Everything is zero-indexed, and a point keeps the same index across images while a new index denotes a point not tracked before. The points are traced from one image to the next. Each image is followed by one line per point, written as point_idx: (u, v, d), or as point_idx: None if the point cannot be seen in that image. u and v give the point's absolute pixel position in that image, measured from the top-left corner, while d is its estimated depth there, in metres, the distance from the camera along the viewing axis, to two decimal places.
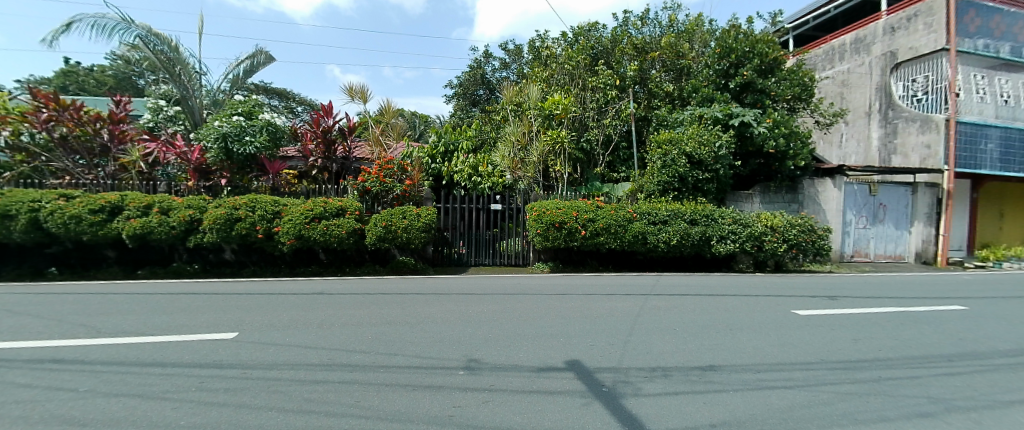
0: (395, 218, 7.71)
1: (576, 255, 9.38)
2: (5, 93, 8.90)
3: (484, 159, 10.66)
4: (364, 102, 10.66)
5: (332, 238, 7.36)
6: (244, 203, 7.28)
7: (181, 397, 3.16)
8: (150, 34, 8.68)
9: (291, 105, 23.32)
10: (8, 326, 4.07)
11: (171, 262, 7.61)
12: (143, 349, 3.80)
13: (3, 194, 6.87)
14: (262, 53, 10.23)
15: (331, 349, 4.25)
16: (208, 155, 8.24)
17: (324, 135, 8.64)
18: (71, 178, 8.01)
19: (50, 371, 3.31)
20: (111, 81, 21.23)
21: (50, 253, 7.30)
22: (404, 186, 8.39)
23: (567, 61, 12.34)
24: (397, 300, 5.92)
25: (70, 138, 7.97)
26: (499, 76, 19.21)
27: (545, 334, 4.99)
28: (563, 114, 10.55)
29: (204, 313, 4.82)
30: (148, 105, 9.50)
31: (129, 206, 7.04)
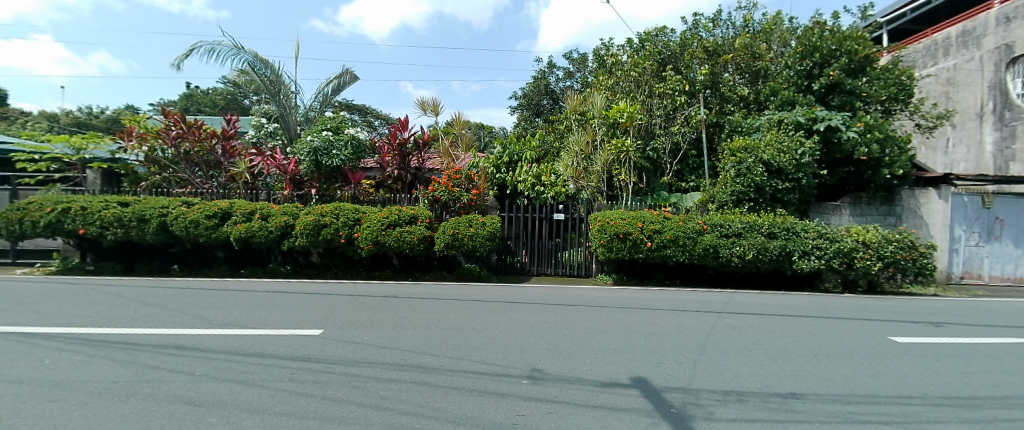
0: (462, 226, 7.96)
1: (642, 268, 9.04)
2: (144, 114, 10.46)
3: (548, 169, 10.63)
4: (435, 115, 11.18)
5: (404, 244, 7.76)
6: (329, 210, 7.92)
7: (274, 386, 3.49)
8: (257, 60, 9.84)
9: (370, 119, 24.96)
10: (144, 314, 4.77)
11: (268, 263, 8.45)
12: (245, 340, 4.25)
13: (141, 202, 8.07)
14: (348, 73, 11.13)
15: (403, 349, 4.47)
16: (301, 167, 9.09)
17: (400, 148, 9.19)
18: (192, 187, 9.22)
19: (174, 355, 3.81)
20: (223, 103, 24.28)
21: (174, 252, 8.43)
22: (470, 195, 8.65)
23: (633, 68, 11.98)
24: (462, 305, 6.10)
25: (192, 153, 9.19)
26: (563, 85, 19.28)
27: (609, 348, 4.87)
28: (628, 122, 10.44)
29: (295, 310, 5.29)
30: (253, 123, 10.74)
31: (236, 212, 7.95)
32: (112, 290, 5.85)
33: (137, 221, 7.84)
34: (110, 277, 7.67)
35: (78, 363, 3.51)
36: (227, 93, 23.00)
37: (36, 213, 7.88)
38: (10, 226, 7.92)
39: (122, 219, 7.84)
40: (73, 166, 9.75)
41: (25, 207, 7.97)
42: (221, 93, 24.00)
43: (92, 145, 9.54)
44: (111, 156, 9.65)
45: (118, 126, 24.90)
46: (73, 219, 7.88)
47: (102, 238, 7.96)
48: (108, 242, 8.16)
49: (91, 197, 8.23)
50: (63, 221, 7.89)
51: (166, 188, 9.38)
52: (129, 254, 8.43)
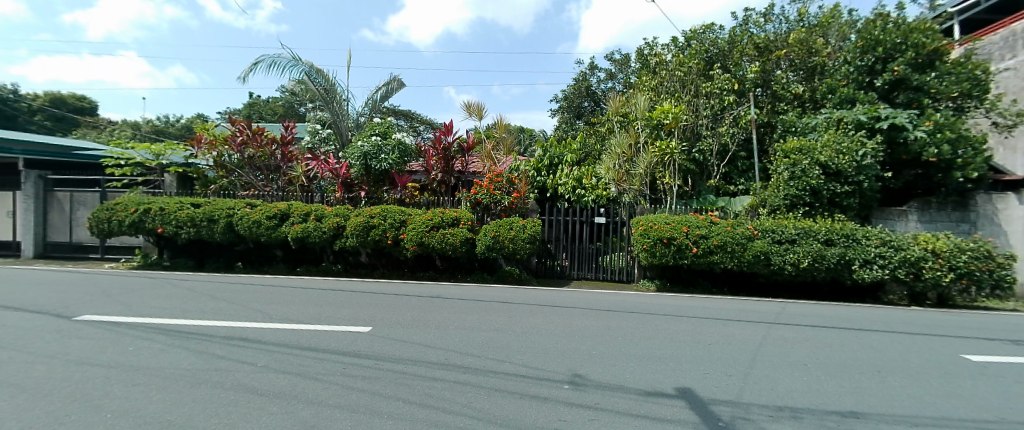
0: (503, 228, 8.02)
1: (687, 274, 8.72)
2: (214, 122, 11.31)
3: (589, 172, 10.48)
4: (479, 119, 11.35)
5: (447, 246, 7.91)
6: (377, 212, 8.23)
7: (327, 380, 3.66)
8: (313, 70, 10.41)
9: (415, 124, 25.70)
10: (212, 307, 5.15)
11: (321, 262, 8.88)
12: (301, 335, 4.49)
13: (211, 203, 8.72)
14: (396, 80, 11.52)
15: (446, 349, 4.55)
16: (352, 171, 9.49)
17: (444, 152, 9.41)
18: (255, 190, 9.83)
19: (239, 346, 4.09)
20: (283, 110, 25.87)
21: (238, 251, 9.03)
22: (511, 198, 8.71)
23: (679, 67, 11.60)
24: (502, 308, 6.14)
25: (255, 158, 9.82)
26: (605, 87, 19.06)
27: (653, 356, 4.74)
28: (673, 123, 10.13)
29: (346, 308, 5.52)
30: (308, 129, 11.20)
31: (294, 213, 8.42)
32: (185, 284, 6.36)
33: (207, 220, 8.48)
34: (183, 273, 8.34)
35: (156, 351, 3.84)
36: (285, 101, 24.46)
37: (122, 213, 8.71)
38: (100, 224, 8.79)
39: (195, 219, 8.50)
40: (152, 171, 10.68)
41: (113, 208, 8.83)
42: (280, 101, 25.59)
43: (169, 152, 10.29)
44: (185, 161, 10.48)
45: (191, 134, 27.14)
46: (153, 218, 8.63)
47: (177, 237, 8.66)
48: (182, 241, 8.87)
49: (168, 199, 8.98)
50: (145, 220, 8.65)
51: (231, 191, 10.05)
52: (200, 251, 9.14)
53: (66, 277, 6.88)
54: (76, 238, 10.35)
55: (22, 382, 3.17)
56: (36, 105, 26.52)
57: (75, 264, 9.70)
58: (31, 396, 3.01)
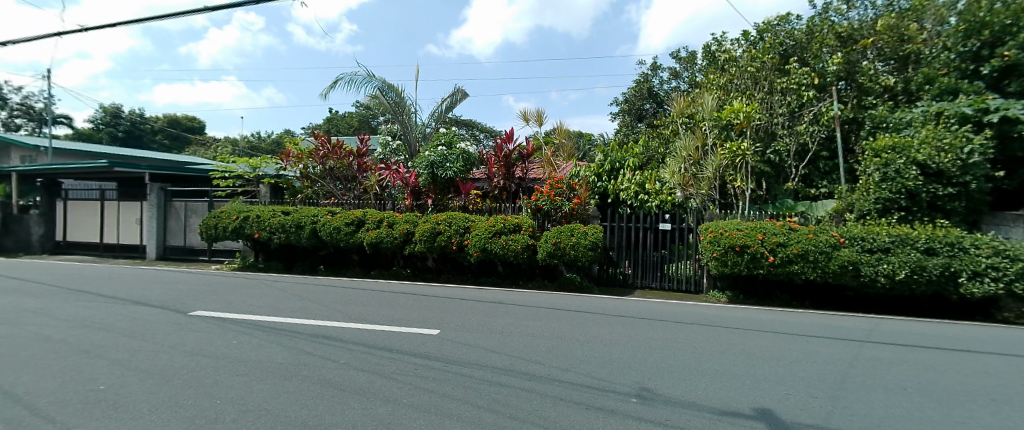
0: (565, 235, 7.97)
1: (763, 286, 8.10)
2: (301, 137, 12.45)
3: (652, 176, 10.19)
4: (539, 125, 11.42)
5: (509, 252, 8.00)
6: (444, 219, 8.56)
7: (400, 379, 3.84)
8: (386, 85, 11.07)
9: (476, 133, 26.40)
10: (299, 307, 5.63)
11: (392, 266, 9.36)
12: (376, 335, 4.76)
13: (298, 211, 9.55)
14: (459, 91, 11.91)
15: (511, 355, 4.60)
16: (420, 179, 9.94)
17: (505, 160, 9.55)
18: (335, 198, 10.59)
19: (323, 344, 4.42)
20: (356, 123, 27.82)
21: (320, 255, 9.77)
22: (572, 204, 8.67)
23: (751, 63, 10.90)
24: (565, 315, 6.09)
25: (335, 169, 10.56)
26: (668, 87, 18.45)
27: (727, 372, 4.46)
28: (744, 123, 9.53)
29: (416, 310, 5.78)
30: (381, 141, 11.91)
31: (369, 220, 8.98)
32: (276, 285, 7.01)
33: (296, 227, 9.28)
34: (274, 274, 9.17)
35: (254, 345, 4.26)
36: (359, 115, 26.26)
37: (226, 220, 9.79)
38: (209, 230, 9.91)
39: (284, 225, 9.34)
40: (249, 183, 11.90)
41: (218, 216, 9.94)
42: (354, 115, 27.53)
43: (265, 165, 11.51)
44: (276, 173, 11.54)
45: (278, 148, 29.96)
46: (251, 225, 9.60)
47: (270, 241, 9.55)
48: (274, 245, 9.78)
49: (263, 207, 9.95)
50: (244, 226, 9.65)
51: (315, 199, 10.91)
52: (288, 255, 10.00)
53: (182, 277, 7.85)
54: (188, 242, 11.76)
55: (150, 368, 3.66)
56: (158, 126, 30.73)
57: (187, 265, 11.04)
58: (157, 381, 3.46)
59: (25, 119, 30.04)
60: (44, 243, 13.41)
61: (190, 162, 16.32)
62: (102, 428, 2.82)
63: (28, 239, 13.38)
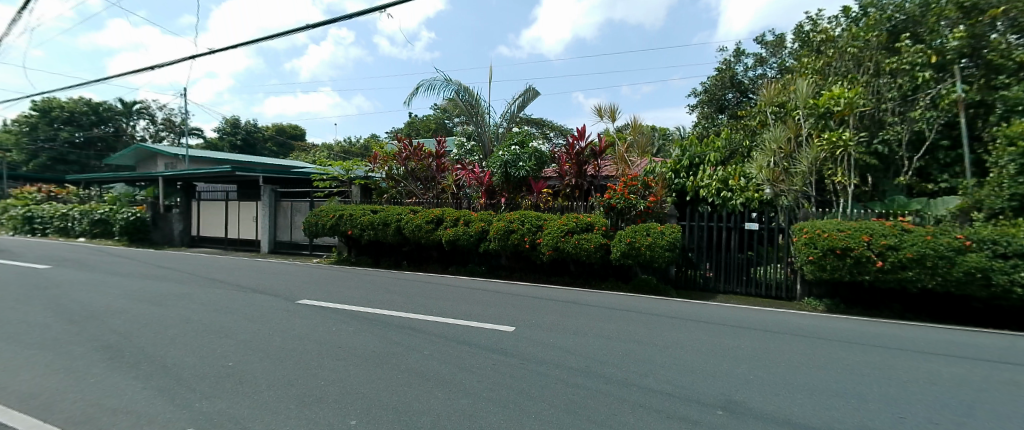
0: (640, 235, 7.69)
1: (869, 295, 7.19)
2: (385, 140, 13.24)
3: (736, 172, 9.44)
4: (612, 121, 11.15)
5: (582, 251, 7.92)
6: (516, 218, 8.67)
7: (479, 373, 3.97)
8: (461, 88, 11.43)
9: (546, 131, 26.45)
10: (387, 299, 6.04)
11: (467, 263, 9.69)
12: (456, 329, 4.97)
13: (384, 210, 10.26)
14: (531, 90, 11.96)
15: (587, 356, 4.56)
16: (494, 179, 10.15)
17: (577, 157, 9.44)
18: (416, 198, 11.17)
19: (409, 335, 4.70)
20: (432, 125, 29.25)
21: (403, 252, 10.41)
22: (647, 202, 8.41)
23: (852, 42, 9.74)
24: (641, 318, 5.90)
25: (416, 171, 11.16)
26: (754, 74, 17.10)
27: (828, 389, 4.03)
28: (847, 110, 8.51)
29: (493, 307, 5.94)
30: (456, 142, 12.31)
31: (447, 218, 9.38)
32: (365, 278, 7.60)
33: (382, 224, 9.97)
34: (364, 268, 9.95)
35: (349, 333, 4.65)
36: (435, 118, 27.54)
37: (325, 218, 10.78)
38: (310, 227, 10.98)
39: (372, 223, 10.08)
40: (343, 184, 12.93)
41: (317, 215, 10.95)
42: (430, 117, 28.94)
43: (356, 167, 12.49)
44: (365, 175, 12.32)
45: (364, 151, 32.35)
46: (345, 223, 10.48)
47: (361, 238, 10.35)
48: (364, 242, 10.60)
49: (354, 207, 10.78)
50: (339, 223, 10.57)
51: (399, 199, 11.60)
52: (375, 251, 10.78)
53: (289, 268, 8.80)
54: (292, 238, 13.17)
55: (266, 349, 4.15)
56: (267, 134, 34.79)
57: (293, 258, 12.36)
58: (272, 361, 3.92)
59: (167, 133, 35.57)
60: (183, 237, 15.69)
61: (292, 167, 18.21)
62: (231, 400, 3.25)
63: (171, 234, 15.76)
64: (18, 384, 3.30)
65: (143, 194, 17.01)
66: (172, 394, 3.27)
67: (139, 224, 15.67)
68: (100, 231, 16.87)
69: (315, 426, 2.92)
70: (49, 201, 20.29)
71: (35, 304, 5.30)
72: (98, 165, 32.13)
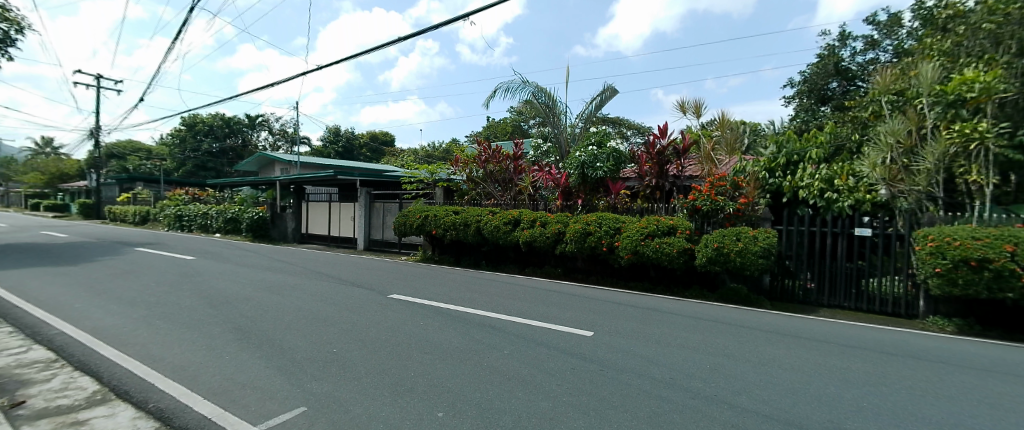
0: (729, 239, 7.16)
1: (1014, 316, 5.95)
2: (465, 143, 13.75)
3: (843, 170, 8.48)
4: (697, 116, 10.51)
5: (663, 256, 7.56)
6: (594, 220, 8.54)
7: (559, 376, 3.97)
8: (538, 89, 11.48)
9: (622, 129, 25.73)
10: (468, 297, 6.29)
11: (544, 265, 9.76)
12: (535, 330, 5.03)
13: (465, 211, 10.67)
14: (608, 88, 11.67)
15: (671, 367, 4.35)
16: (571, 180, 10.05)
17: (658, 156, 9.04)
18: (494, 199, 11.47)
19: (490, 334, 4.85)
20: (508, 127, 29.94)
21: (482, 252, 10.75)
22: (737, 205, 7.80)
23: (989, 17, 8.30)
24: (731, 331, 5.51)
25: (494, 173, 11.45)
26: (863, 59, 15.15)
27: (969, 425, 3.42)
28: (983, 97, 7.02)
29: (571, 310, 5.91)
30: (533, 145, 12.85)
31: (524, 219, 9.51)
32: (448, 276, 7.99)
33: (464, 224, 10.37)
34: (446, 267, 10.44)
35: (435, 329, 4.90)
36: (511, 120, 28.12)
37: (411, 218, 11.47)
38: (399, 226, 11.76)
39: (453, 223, 10.55)
40: (428, 186, 13.66)
41: (406, 216, 11.67)
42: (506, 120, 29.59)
43: (440, 170, 13.01)
44: (447, 177, 12.85)
45: (444, 155, 34.00)
46: (430, 223, 11.07)
47: (444, 237, 10.86)
48: (446, 241, 11.13)
49: (437, 208, 11.35)
50: (424, 223, 11.20)
51: (478, 200, 11.95)
52: (456, 250, 11.26)
53: (380, 265, 9.52)
54: (382, 236, 14.24)
55: (362, 338, 4.52)
56: (360, 140, 38.02)
57: (383, 255, 13.35)
58: (367, 350, 4.26)
59: (280, 142, 40.43)
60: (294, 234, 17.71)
61: (383, 170, 19.70)
62: (335, 383, 3.58)
63: (284, 231, 17.84)
64: (173, 356, 3.94)
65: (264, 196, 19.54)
66: (288, 374, 3.70)
67: (261, 222, 18.01)
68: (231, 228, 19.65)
69: (407, 414, 3.12)
70: (193, 202, 24.11)
71: (185, 289, 6.32)
72: (229, 171, 37.44)
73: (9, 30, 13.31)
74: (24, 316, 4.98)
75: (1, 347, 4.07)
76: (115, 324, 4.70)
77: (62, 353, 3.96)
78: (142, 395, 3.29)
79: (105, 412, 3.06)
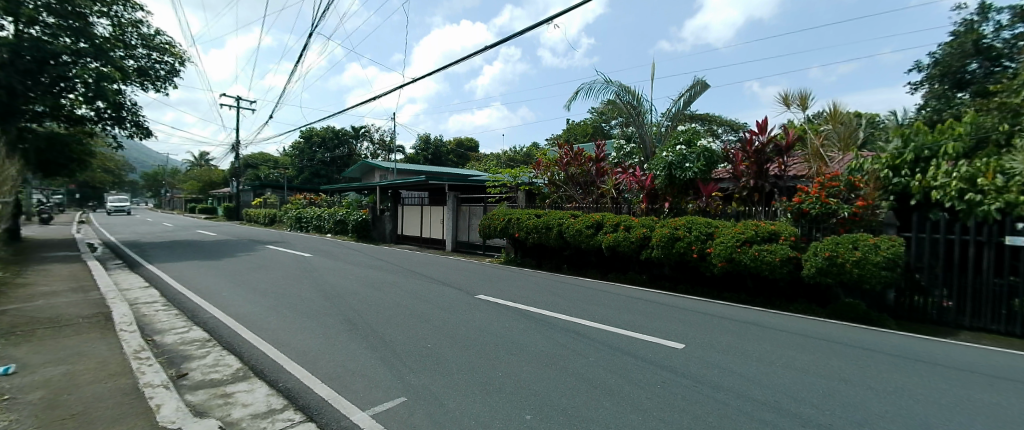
0: (843, 248, 6.36)
1: None
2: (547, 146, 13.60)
3: (990, 166, 6.90)
4: (803, 109, 9.48)
5: (763, 265, 6.93)
6: (682, 224, 8.11)
7: (649, 389, 3.82)
8: (622, 89, 11.12)
9: (713, 127, 24.16)
10: (552, 301, 6.33)
11: (628, 271, 9.50)
12: (622, 339, 4.91)
13: (546, 215, 10.74)
14: (699, 83, 10.99)
15: (775, 389, 3.97)
16: (657, 182, 9.58)
17: (757, 155, 8.33)
18: (576, 203, 11.42)
19: (576, 340, 4.83)
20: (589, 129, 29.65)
21: (563, 255, 10.72)
22: (853, 208, 6.91)
23: None
24: (849, 353, 4.88)
25: (576, 175, 11.43)
26: (1019, 31, 12.54)
27: None
28: None
29: (660, 320, 5.67)
30: (615, 146, 12.49)
31: (606, 223, 9.32)
32: (531, 279, 8.11)
33: (546, 228, 10.44)
34: (529, 270, 10.61)
35: (521, 331, 4.99)
36: (592, 121, 27.83)
37: (495, 222, 11.81)
38: (483, 229, 12.14)
39: (535, 226, 10.66)
40: (511, 190, 13.87)
41: (490, 219, 12.03)
42: (587, 121, 29.37)
43: (522, 174, 13.20)
44: (529, 181, 13.02)
45: (525, 159, 34.65)
46: (513, 226, 11.29)
47: (526, 240, 11.01)
48: (528, 245, 11.27)
49: (520, 211, 11.54)
50: (506, 226, 11.47)
51: (559, 204, 11.87)
52: (537, 253, 11.37)
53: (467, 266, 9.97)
54: (468, 238, 14.88)
55: (453, 336, 4.77)
56: (446, 146, 40.12)
57: (469, 256, 13.94)
58: (457, 348, 4.47)
59: (380, 150, 44.15)
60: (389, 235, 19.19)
61: (468, 175, 20.61)
62: (431, 377, 3.82)
63: (382, 232, 19.43)
64: (296, 342, 4.48)
65: (366, 200, 21.52)
66: (388, 365, 4.01)
67: (364, 224, 19.83)
68: (339, 229, 21.88)
69: (496, 414, 3.21)
70: (307, 205, 27.38)
71: (304, 283, 7.17)
72: (336, 177, 41.77)
73: (175, 63, 16.10)
74: (186, 301, 6.01)
75: (171, 326, 4.95)
76: (251, 311, 5.48)
77: (213, 334, 4.71)
78: (273, 374, 3.79)
79: (246, 387, 3.56)
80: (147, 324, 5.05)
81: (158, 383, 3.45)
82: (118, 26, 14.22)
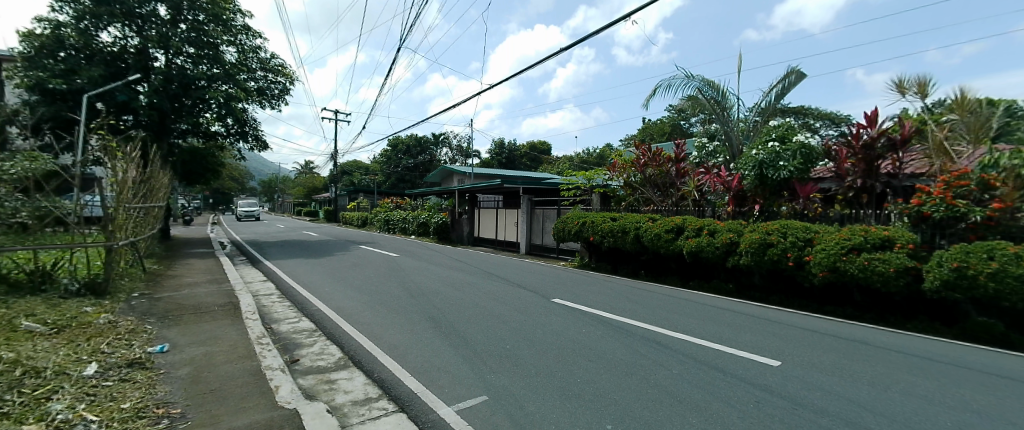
0: (976, 257, 5.45)
1: None
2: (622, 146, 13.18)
3: None
4: (923, 96, 8.29)
5: (874, 276, 6.16)
6: (776, 229, 7.49)
7: (740, 407, 3.58)
8: (704, 83, 10.46)
9: (810, 121, 21.97)
10: (630, 308, 6.17)
11: (712, 278, 8.96)
12: (709, 352, 4.65)
13: (623, 218, 10.49)
14: (793, 72, 10.07)
15: (892, 417, 3.52)
16: (745, 183, 8.96)
17: (866, 151, 7.43)
18: (654, 205, 11.04)
19: (658, 350, 4.66)
20: (666, 127, 28.48)
21: (640, 260, 10.39)
22: (989, 210, 5.94)
23: None
24: (988, 381, 4.18)
25: (655, 177, 11.09)
26: None
27: None
28: None
29: (751, 333, 5.28)
30: (697, 144, 12.01)
31: (688, 227, 8.90)
32: (607, 284, 7.97)
33: (622, 231, 10.18)
34: (604, 275, 10.46)
35: (599, 337, 4.93)
36: (670, 119, 26.68)
37: (569, 225, 11.74)
38: (557, 232, 12.14)
39: (611, 230, 10.45)
40: (585, 193, 13.82)
41: (564, 222, 12.01)
42: (664, 120, 28.22)
43: (597, 176, 13.07)
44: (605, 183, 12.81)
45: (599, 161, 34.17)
46: (587, 230, 11.16)
47: (602, 244, 10.83)
48: (603, 248, 11.08)
49: (594, 214, 11.39)
50: (580, 230, 11.35)
51: (636, 207, 11.54)
52: (612, 258, 11.14)
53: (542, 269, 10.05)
54: (542, 241, 14.97)
55: (530, 339, 4.84)
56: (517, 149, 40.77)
57: (543, 259, 14.05)
58: (535, 351, 4.53)
59: (456, 155, 46.08)
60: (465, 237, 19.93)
61: (541, 178, 20.75)
62: (510, 378, 3.91)
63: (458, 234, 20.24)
64: (388, 336, 4.84)
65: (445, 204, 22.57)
66: (468, 364, 4.17)
67: (443, 226, 20.82)
68: (420, 230, 23.20)
69: (576, 420, 3.20)
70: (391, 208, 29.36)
71: (392, 281, 7.71)
72: (419, 182, 44.35)
73: (286, 83, 18.04)
74: (295, 295, 6.75)
75: (284, 316, 5.58)
76: (349, 306, 6.00)
77: (319, 325, 5.23)
78: (369, 365, 4.11)
79: (347, 376, 3.91)
80: (265, 313, 5.74)
81: (276, 367, 3.91)
82: (241, 52, 16.28)
